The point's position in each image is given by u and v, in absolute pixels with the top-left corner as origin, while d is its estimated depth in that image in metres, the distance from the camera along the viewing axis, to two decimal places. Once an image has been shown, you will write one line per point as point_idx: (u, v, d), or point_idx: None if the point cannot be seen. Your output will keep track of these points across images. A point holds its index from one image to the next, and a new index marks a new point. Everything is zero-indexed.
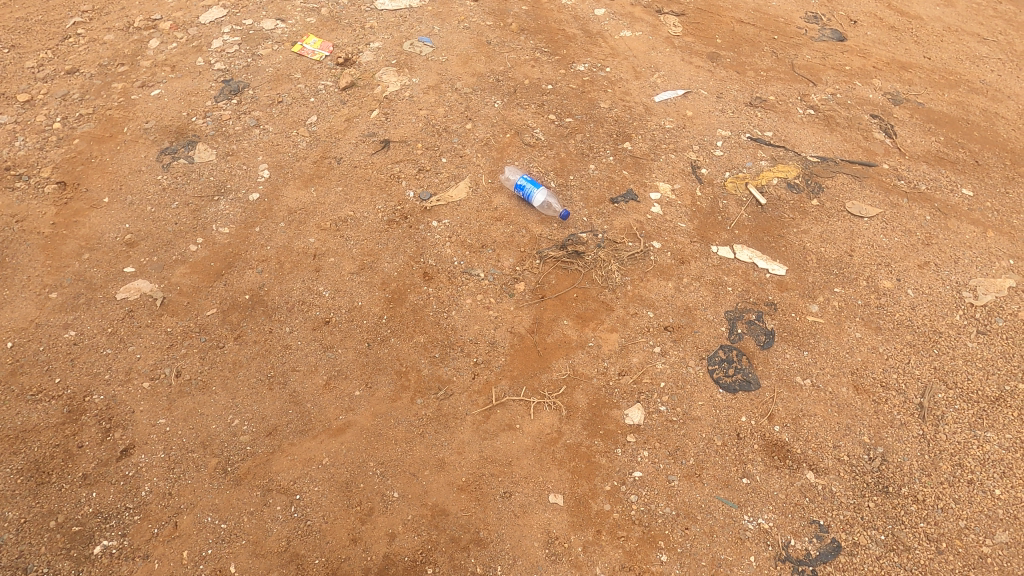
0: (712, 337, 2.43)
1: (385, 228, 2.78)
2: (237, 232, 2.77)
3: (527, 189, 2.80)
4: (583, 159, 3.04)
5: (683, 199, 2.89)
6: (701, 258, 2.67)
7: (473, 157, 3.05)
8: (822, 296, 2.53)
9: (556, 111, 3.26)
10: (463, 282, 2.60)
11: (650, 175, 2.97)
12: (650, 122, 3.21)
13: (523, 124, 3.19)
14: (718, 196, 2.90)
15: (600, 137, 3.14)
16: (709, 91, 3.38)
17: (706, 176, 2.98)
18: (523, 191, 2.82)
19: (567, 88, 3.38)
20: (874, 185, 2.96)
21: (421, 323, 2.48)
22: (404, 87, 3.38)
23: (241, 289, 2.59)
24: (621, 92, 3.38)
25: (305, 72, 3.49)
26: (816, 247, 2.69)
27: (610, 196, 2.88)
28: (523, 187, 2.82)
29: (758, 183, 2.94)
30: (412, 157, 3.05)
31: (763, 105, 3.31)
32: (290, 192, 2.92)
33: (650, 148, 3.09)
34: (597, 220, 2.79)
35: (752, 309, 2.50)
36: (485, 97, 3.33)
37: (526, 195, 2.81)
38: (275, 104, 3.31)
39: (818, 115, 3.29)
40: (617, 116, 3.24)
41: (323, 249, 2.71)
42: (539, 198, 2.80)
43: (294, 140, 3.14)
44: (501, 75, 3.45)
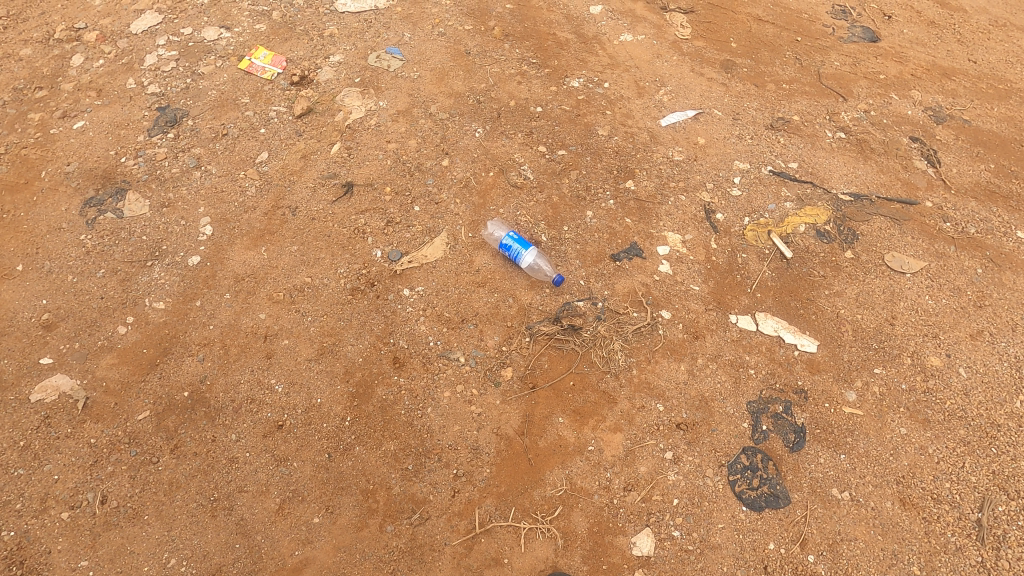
0: (732, 437, 2.07)
1: (348, 299, 2.37)
2: (174, 308, 2.36)
3: (511, 249, 2.39)
4: (578, 203, 2.60)
5: (696, 253, 2.48)
6: (718, 331, 2.28)
7: (450, 204, 2.61)
8: (860, 380, 2.16)
9: (547, 141, 2.80)
10: (439, 369, 2.21)
11: (657, 224, 2.55)
12: (656, 153, 2.76)
13: (509, 159, 2.74)
14: (736, 249, 2.49)
15: (599, 174, 2.69)
16: (724, 110, 2.92)
17: (722, 222, 2.56)
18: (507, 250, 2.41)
19: (559, 111, 2.91)
20: (916, 230, 2.55)
21: (390, 425, 2.11)
22: (370, 113, 2.90)
23: (179, 384, 2.20)
24: (622, 114, 2.90)
25: (254, 95, 2.99)
26: (851, 315, 2.31)
27: (611, 252, 2.47)
28: (509, 247, 2.40)
29: (782, 231, 2.53)
30: (379, 205, 2.61)
31: (786, 128, 2.86)
32: (237, 254, 2.49)
33: (657, 188, 2.65)
34: (596, 284, 2.39)
35: (778, 399, 2.13)
36: (464, 125, 2.86)
37: (511, 255, 2.40)
38: (218, 138, 2.83)
39: (850, 139, 2.84)
40: (618, 146, 2.78)
41: (275, 329, 2.31)
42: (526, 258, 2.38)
43: (242, 185, 2.69)
44: (482, 96, 2.96)
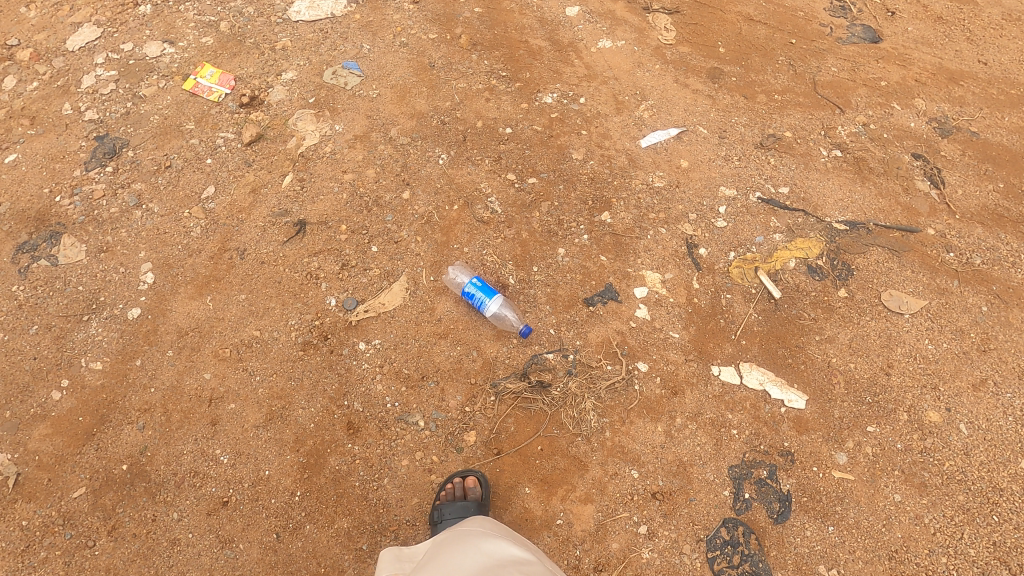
0: (712, 508, 1.91)
1: (300, 355, 2.19)
2: (112, 369, 2.19)
3: (474, 297, 2.19)
4: (549, 240, 2.40)
5: (676, 295, 2.28)
6: (699, 385, 2.10)
7: (410, 243, 2.41)
8: (851, 440, 1.99)
9: (516, 167, 2.58)
10: (397, 434, 2.05)
11: (634, 262, 2.35)
12: (634, 179, 2.54)
13: (475, 190, 2.52)
14: (720, 289, 2.29)
15: (572, 206, 2.48)
16: (709, 127, 2.68)
17: (705, 258, 2.36)
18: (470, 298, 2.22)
19: (530, 132, 2.68)
20: (916, 262, 2.35)
21: (343, 500, 1.95)
22: (324, 139, 2.68)
23: (118, 456, 2.04)
24: (598, 134, 2.67)
25: (200, 120, 2.76)
26: (843, 364, 2.12)
27: (583, 295, 2.28)
28: (472, 295, 2.21)
29: (771, 268, 2.33)
30: (334, 246, 2.41)
31: (777, 147, 2.63)
32: (180, 305, 2.31)
33: (635, 219, 2.44)
34: (567, 333, 2.20)
35: (763, 463, 1.97)
36: (426, 150, 2.64)
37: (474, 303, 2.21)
38: (161, 171, 2.62)
39: (846, 157, 2.61)
40: (593, 172, 2.56)
41: (221, 391, 2.14)
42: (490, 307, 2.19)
43: (186, 225, 2.49)
44: (447, 116, 2.73)
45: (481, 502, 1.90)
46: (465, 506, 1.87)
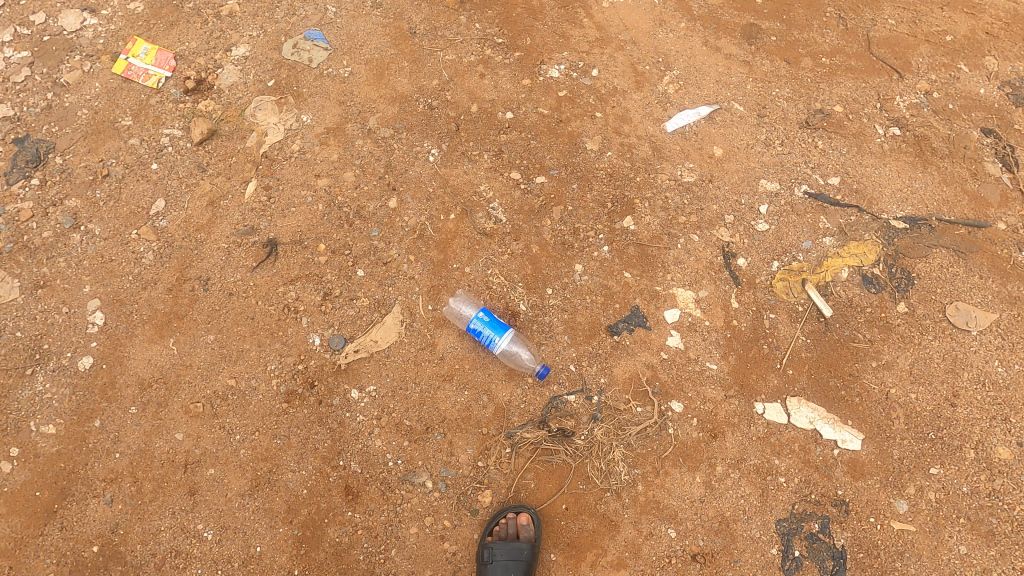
0: (759, 570, 1.72)
1: (284, 407, 1.91)
2: (68, 433, 1.90)
3: (481, 333, 1.89)
4: (564, 254, 2.05)
5: (713, 317, 1.98)
6: (741, 427, 1.86)
7: (402, 264, 2.06)
8: (912, 485, 1.78)
9: (521, 163, 2.19)
10: (403, 497, 1.81)
11: (664, 278, 2.02)
12: (660, 173, 2.16)
13: (473, 194, 2.15)
14: (762, 307, 1.99)
15: (588, 210, 2.11)
16: (746, 103, 2.27)
17: (745, 271, 2.03)
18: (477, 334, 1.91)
19: (534, 117, 2.26)
20: (985, 266, 2.04)
21: None
22: (291, 134, 2.25)
23: (86, 536, 1.80)
24: (616, 116, 2.26)
25: (139, 113, 2.30)
26: (903, 395, 1.87)
27: (606, 322, 1.97)
28: (479, 331, 1.89)
29: (820, 280, 2.02)
30: (313, 271, 2.06)
31: (826, 126, 2.23)
32: (140, 351, 1.99)
33: (663, 224, 2.09)
34: (589, 371, 1.92)
35: (815, 516, 1.76)
36: (413, 145, 2.22)
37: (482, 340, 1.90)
38: (98, 181, 2.20)
39: (907, 136, 2.22)
40: (612, 166, 2.17)
41: (198, 454, 1.87)
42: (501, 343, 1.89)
43: (136, 250, 2.11)
44: (434, 99, 2.30)
45: (535, 543, 1.74)
46: (519, 548, 1.69)
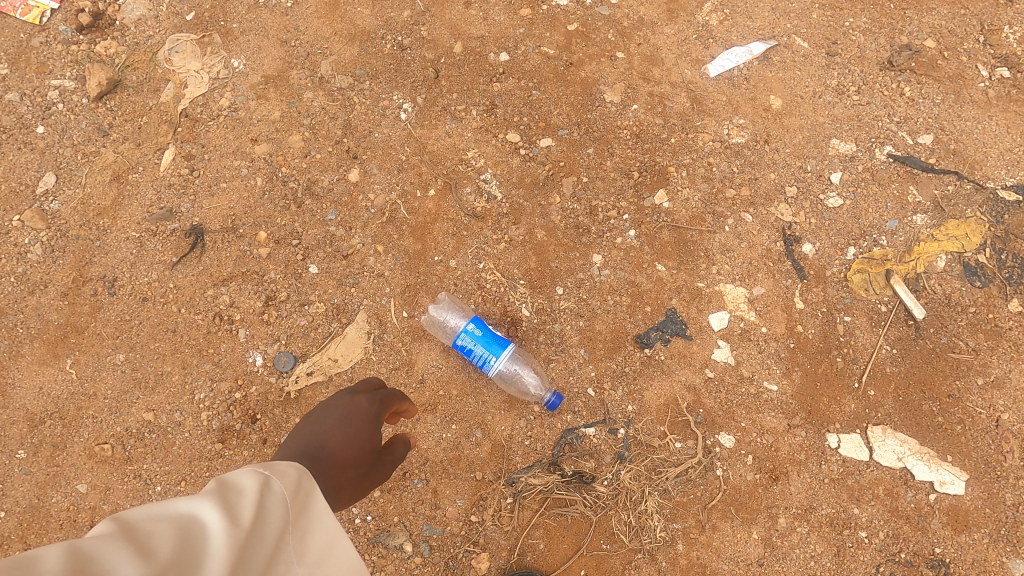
0: None
1: (220, 449, 1.48)
2: None
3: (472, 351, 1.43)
4: (577, 242, 1.59)
5: (772, 322, 1.53)
6: (809, 466, 1.45)
7: (368, 257, 1.59)
8: None
9: (521, 121, 1.68)
10: (376, 564, 1.41)
11: (707, 272, 1.56)
12: (701, 132, 1.66)
13: (459, 163, 1.65)
14: (834, 308, 1.54)
15: (608, 183, 1.63)
16: (811, 37, 1.74)
17: (813, 260, 1.57)
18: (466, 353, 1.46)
19: (536, 59, 1.73)
20: None
21: None
22: (218, 85, 1.72)
23: None
24: (643, 56, 1.73)
25: (16, 57, 1.75)
26: (1019, 422, 1.45)
27: (634, 331, 1.52)
28: (469, 350, 1.43)
29: (909, 271, 1.56)
30: (251, 268, 1.58)
31: (915, 66, 1.72)
32: (27, 377, 1.53)
33: (706, 200, 1.61)
34: (613, 395, 1.49)
35: None
36: (379, 97, 1.70)
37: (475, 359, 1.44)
38: None
39: (1019, 78, 1.71)
40: (638, 124, 1.67)
41: (108, 511, 1.45)
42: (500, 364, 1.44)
43: (19, 241, 1.62)
44: (406, 36, 1.76)
45: None
46: None
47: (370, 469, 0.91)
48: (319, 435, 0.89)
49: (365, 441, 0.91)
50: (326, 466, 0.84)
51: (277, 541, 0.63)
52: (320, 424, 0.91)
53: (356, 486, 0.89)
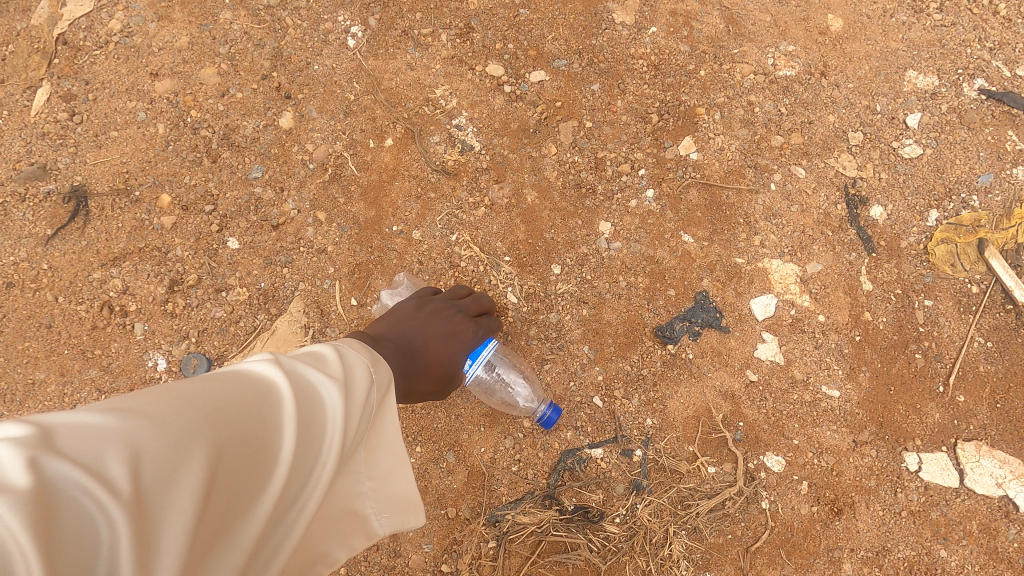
0: None
1: None
2: None
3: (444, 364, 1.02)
4: (579, 207, 1.22)
5: (832, 308, 1.18)
6: (882, 495, 1.11)
7: (305, 228, 1.22)
8: None
9: (505, 49, 1.29)
10: None
11: (748, 244, 1.20)
12: (739, 62, 1.28)
13: (424, 103, 1.27)
14: (912, 290, 1.19)
15: (619, 129, 1.25)
16: None
17: (883, 228, 1.21)
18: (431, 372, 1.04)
19: None
20: None
21: None
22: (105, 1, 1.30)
23: None
24: None
25: None
26: None
27: (654, 322, 1.17)
28: None
29: (1006, 241, 1.21)
30: (151, 243, 1.20)
31: None
32: None
33: (745, 150, 1.24)
34: (626, 405, 1.14)
35: None
36: (319, 18, 1.30)
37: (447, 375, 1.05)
38: None
39: None
40: (657, 51, 1.28)
41: None
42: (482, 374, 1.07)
43: None
44: None
45: None
46: None
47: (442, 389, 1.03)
48: (423, 341, 0.98)
49: (453, 366, 1.01)
50: (416, 368, 0.94)
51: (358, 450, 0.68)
52: (428, 327, 1.00)
53: (424, 393, 0.99)
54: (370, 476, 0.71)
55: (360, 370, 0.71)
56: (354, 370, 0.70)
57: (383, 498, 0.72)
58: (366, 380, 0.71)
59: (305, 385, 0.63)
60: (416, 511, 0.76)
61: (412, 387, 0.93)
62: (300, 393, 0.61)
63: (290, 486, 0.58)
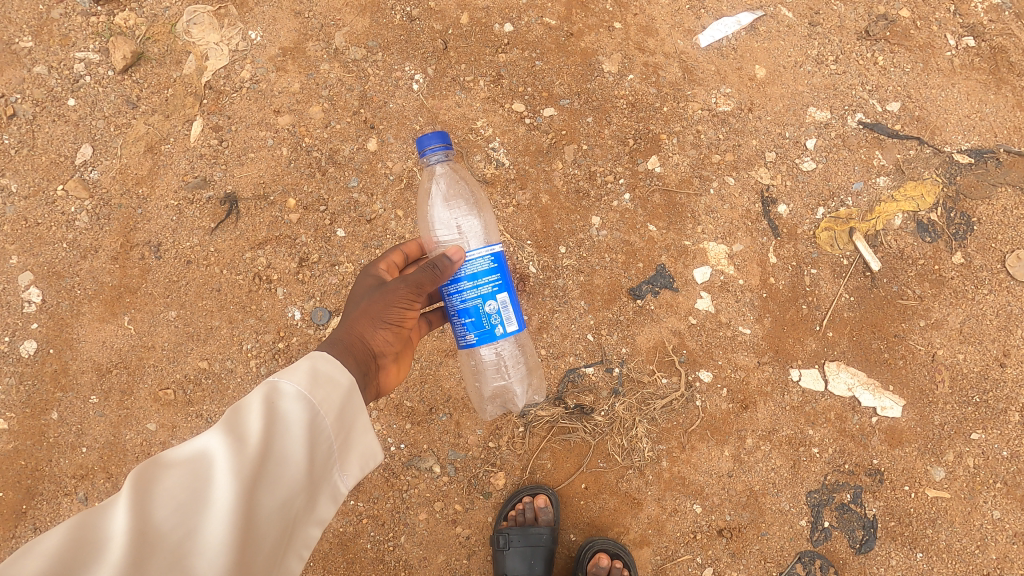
0: (786, 541, 1.66)
1: None
2: (23, 426, 1.69)
3: (479, 308, 1.18)
4: (578, 205, 1.76)
5: (747, 274, 1.75)
6: (775, 395, 1.70)
7: (389, 221, 1.76)
8: (951, 452, 1.68)
9: (525, 91, 1.81)
10: (409, 484, 1.68)
11: (693, 231, 1.76)
12: (691, 101, 1.81)
13: (469, 132, 1.79)
14: (803, 262, 1.76)
15: (607, 148, 1.79)
16: (796, 8, 1.87)
17: (786, 220, 1.77)
18: (507, 303, 1.21)
19: (539, 29, 1.84)
20: None
21: (355, 565, 1.66)
22: (238, 58, 1.81)
23: None
24: (639, 27, 1.85)
25: (39, 31, 1.82)
26: (950, 356, 1.72)
27: (628, 285, 1.74)
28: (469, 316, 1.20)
29: (869, 229, 1.77)
30: (284, 233, 1.75)
31: (890, 36, 1.86)
32: (89, 331, 1.73)
33: (694, 165, 1.78)
34: (610, 338, 1.72)
35: (846, 486, 1.67)
36: (392, 68, 1.81)
37: (499, 277, 1.19)
38: (3, 126, 1.79)
39: (982, 48, 1.86)
40: (634, 93, 1.81)
41: (175, 444, 1.70)
42: (475, 255, 1.16)
43: (66, 210, 1.76)
44: (414, 7, 1.85)
45: (555, 525, 1.65)
46: (539, 534, 1.61)
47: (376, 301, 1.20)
48: (348, 309, 1.24)
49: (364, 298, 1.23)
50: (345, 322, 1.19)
51: (280, 447, 0.89)
52: (355, 297, 1.28)
53: (370, 316, 1.18)
54: (332, 449, 0.95)
55: (277, 388, 0.91)
56: (286, 389, 0.91)
57: (353, 464, 0.97)
58: (296, 392, 0.91)
59: (231, 427, 0.86)
60: (380, 456, 1.02)
61: (352, 326, 1.16)
62: (231, 433, 0.85)
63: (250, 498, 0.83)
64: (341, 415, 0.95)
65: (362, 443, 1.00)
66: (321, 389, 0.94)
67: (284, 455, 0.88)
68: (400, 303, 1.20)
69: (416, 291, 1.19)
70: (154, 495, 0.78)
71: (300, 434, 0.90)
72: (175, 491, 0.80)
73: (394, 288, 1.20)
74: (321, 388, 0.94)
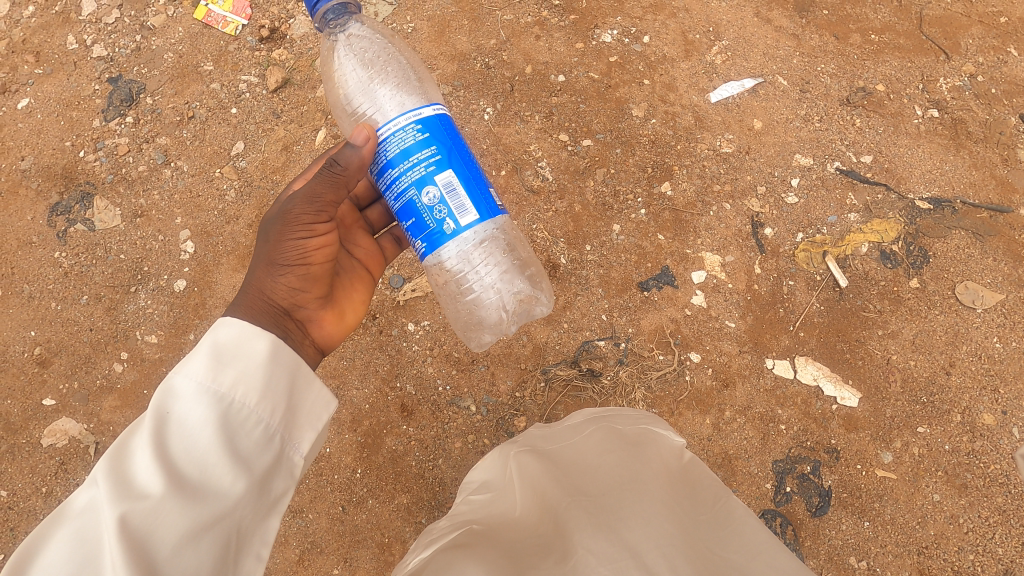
0: (753, 499, 2.00)
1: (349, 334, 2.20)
2: (167, 342, 2.24)
3: (418, 202, 1.31)
4: (603, 215, 2.25)
5: (736, 280, 2.17)
6: (751, 378, 2.09)
7: None
8: (899, 440, 2.02)
9: (570, 126, 2.34)
10: (450, 417, 2.12)
11: (694, 242, 2.21)
12: (700, 143, 2.30)
13: (524, 153, 2.32)
14: (783, 274, 2.17)
15: (630, 173, 2.28)
16: (790, 78, 2.37)
17: (771, 240, 2.20)
18: (447, 191, 1.30)
19: (585, 81, 2.39)
20: (1001, 249, 2.16)
21: (401, 477, 2.09)
22: None
23: None
24: (663, 85, 2.38)
25: (219, 59, 2.51)
26: (902, 361, 2.08)
27: (638, 279, 2.19)
28: (412, 213, 1.32)
29: (840, 253, 2.18)
30: None
31: (866, 104, 2.32)
32: (224, 277, 2.29)
33: (698, 192, 2.25)
34: (619, 319, 2.16)
35: (807, 459, 2.02)
36: (470, 102, 2.38)
37: (432, 154, 1.30)
38: (184, 123, 2.44)
39: (944, 118, 2.31)
40: (655, 133, 2.32)
41: None
42: (401, 135, 1.30)
43: (219, 187, 2.37)
44: (491, 58, 2.44)
45: None
46: None
47: (272, 250, 1.37)
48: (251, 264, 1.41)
49: (257, 252, 1.40)
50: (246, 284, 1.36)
51: (190, 460, 0.99)
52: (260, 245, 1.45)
53: (267, 268, 1.37)
54: (266, 430, 1.06)
55: (174, 404, 1.02)
56: (181, 391, 1.02)
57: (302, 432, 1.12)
58: (196, 391, 1.02)
59: (127, 467, 0.96)
60: (329, 407, 1.18)
61: (252, 283, 1.35)
62: (127, 471, 0.96)
63: (160, 519, 0.92)
64: (262, 392, 1.07)
65: (305, 410, 1.14)
66: (224, 374, 1.05)
67: (202, 459, 0.99)
68: (296, 237, 1.39)
69: (311, 211, 1.40)
70: (50, 559, 0.87)
71: (212, 433, 1.00)
72: (76, 543, 0.89)
73: (286, 226, 1.38)
74: (225, 372, 1.05)
